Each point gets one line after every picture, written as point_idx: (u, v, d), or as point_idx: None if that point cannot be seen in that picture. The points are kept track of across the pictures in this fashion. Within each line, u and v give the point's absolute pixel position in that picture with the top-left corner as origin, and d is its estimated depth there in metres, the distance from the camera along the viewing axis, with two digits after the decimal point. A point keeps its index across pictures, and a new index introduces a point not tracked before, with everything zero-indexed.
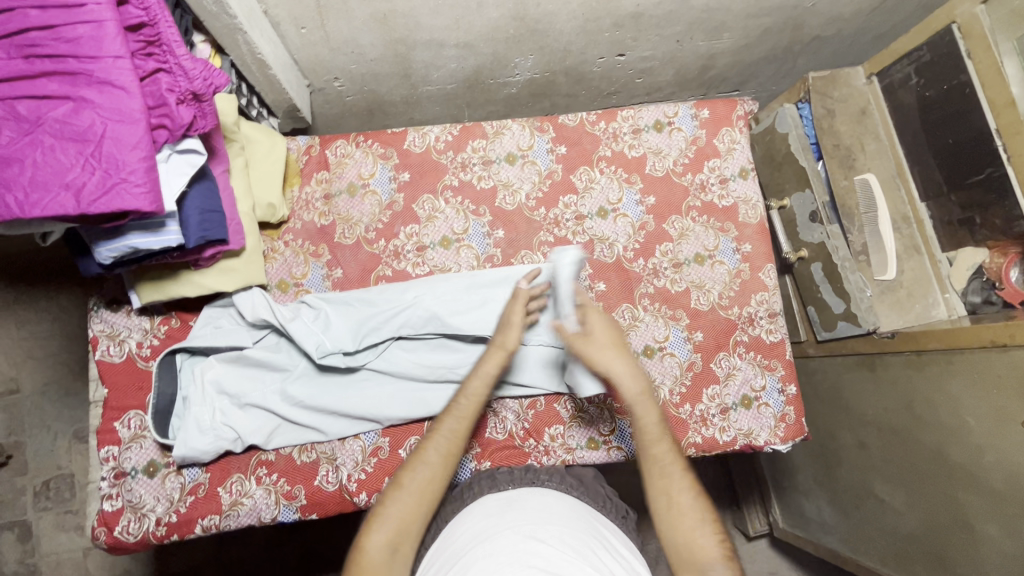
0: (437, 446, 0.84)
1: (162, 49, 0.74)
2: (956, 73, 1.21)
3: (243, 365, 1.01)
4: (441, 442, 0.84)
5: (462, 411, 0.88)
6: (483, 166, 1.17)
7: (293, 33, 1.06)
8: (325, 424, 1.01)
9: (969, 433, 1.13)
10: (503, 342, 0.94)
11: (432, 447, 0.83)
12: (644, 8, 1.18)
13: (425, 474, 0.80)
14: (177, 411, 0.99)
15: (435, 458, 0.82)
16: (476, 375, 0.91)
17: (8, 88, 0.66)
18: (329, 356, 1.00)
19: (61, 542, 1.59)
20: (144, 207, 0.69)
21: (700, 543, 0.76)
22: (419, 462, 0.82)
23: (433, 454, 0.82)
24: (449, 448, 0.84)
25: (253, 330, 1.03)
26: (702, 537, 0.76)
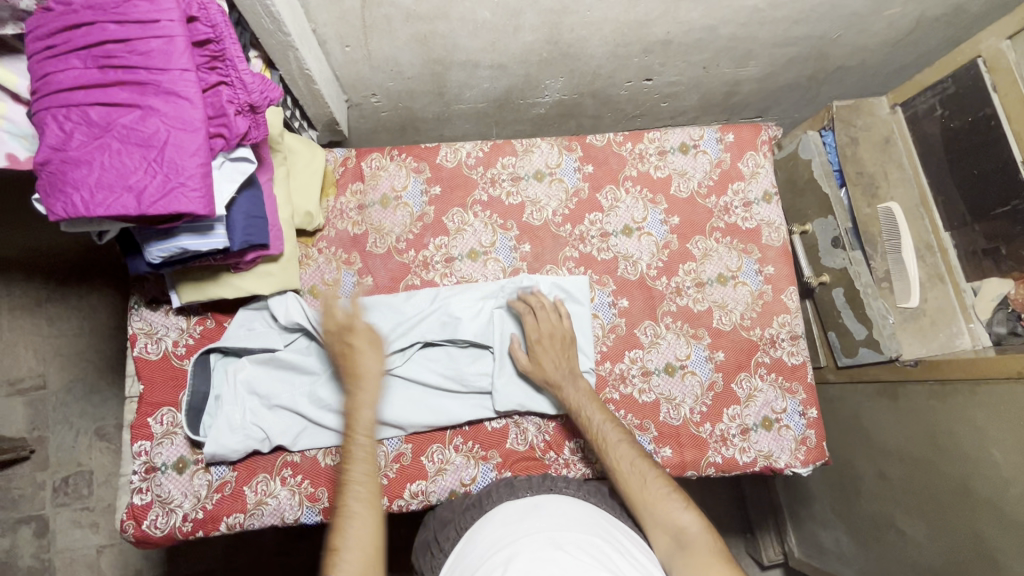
0: (357, 495, 0.82)
1: (225, 64, 0.79)
2: (981, 105, 1.22)
3: (275, 367, 1.04)
4: (357, 491, 0.83)
5: (360, 454, 0.88)
6: (511, 182, 1.20)
7: (338, 51, 1.11)
8: None
9: (995, 466, 1.11)
10: (359, 371, 0.93)
11: (352, 499, 0.82)
12: (674, 36, 1.22)
13: (356, 528, 0.78)
14: (209, 409, 1.01)
15: (359, 507, 0.81)
16: (356, 411, 0.91)
17: (82, 95, 0.71)
18: None
19: (76, 538, 1.61)
20: (199, 210, 0.73)
21: (664, 506, 0.85)
22: (349, 517, 0.79)
23: (354, 504, 0.81)
24: (367, 495, 0.83)
25: (284, 333, 1.06)
26: (667, 502, 0.85)
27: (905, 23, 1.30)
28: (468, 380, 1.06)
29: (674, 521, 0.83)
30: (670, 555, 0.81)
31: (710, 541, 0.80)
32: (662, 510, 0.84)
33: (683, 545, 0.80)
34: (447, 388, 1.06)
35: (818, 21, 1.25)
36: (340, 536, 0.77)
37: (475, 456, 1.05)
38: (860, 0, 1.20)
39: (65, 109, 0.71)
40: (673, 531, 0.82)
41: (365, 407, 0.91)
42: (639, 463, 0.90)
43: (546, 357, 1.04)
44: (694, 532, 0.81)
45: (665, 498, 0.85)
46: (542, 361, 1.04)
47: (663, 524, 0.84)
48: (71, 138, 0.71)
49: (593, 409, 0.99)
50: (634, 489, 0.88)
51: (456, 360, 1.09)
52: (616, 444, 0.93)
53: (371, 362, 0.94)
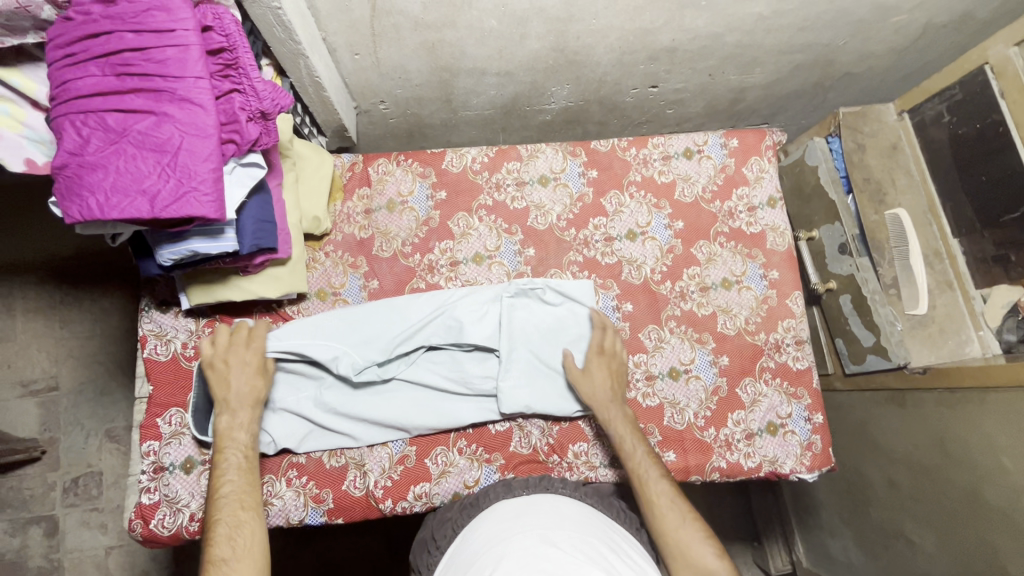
0: (230, 508, 0.83)
1: (238, 72, 0.81)
2: (989, 112, 1.22)
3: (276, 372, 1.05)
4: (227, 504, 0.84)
5: (241, 466, 0.89)
6: (516, 188, 1.21)
7: (348, 59, 1.13)
8: (357, 431, 1.04)
9: (1006, 475, 1.10)
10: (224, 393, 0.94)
11: (225, 512, 0.82)
12: (679, 43, 1.23)
13: (247, 535, 0.81)
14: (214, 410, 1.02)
15: (245, 517, 0.82)
16: (229, 423, 0.92)
17: (99, 101, 0.73)
18: (364, 372, 1.03)
19: (86, 538, 1.63)
20: (210, 214, 0.74)
21: (693, 547, 0.84)
22: (233, 529, 0.81)
23: (232, 515, 0.82)
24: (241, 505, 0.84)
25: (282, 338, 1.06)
26: (696, 544, 0.84)
27: (912, 29, 1.30)
28: (474, 384, 1.06)
29: (700, 562, 0.83)
30: None
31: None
32: (692, 551, 0.84)
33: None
34: (451, 391, 1.07)
35: (823, 29, 1.25)
36: (220, 546, 0.78)
37: (479, 459, 1.06)
38: (866, 8, 1.20)
39: (82, 115, 0.73)
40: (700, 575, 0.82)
41: (232, 422, 0.93)
42: (674, 501, 0.89)
43: (598, 373, 1.05)
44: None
45: (694, 542, 0.84)
46: (593, 376, 1.04)
47: (690, 565, 0.83)
48: (88, 143, 0.73)
49: (625, 430, 0.99)
50: (666, 526, 0.87)
51: (461, 364, 1.09)
52: (655, 480, 0.92)
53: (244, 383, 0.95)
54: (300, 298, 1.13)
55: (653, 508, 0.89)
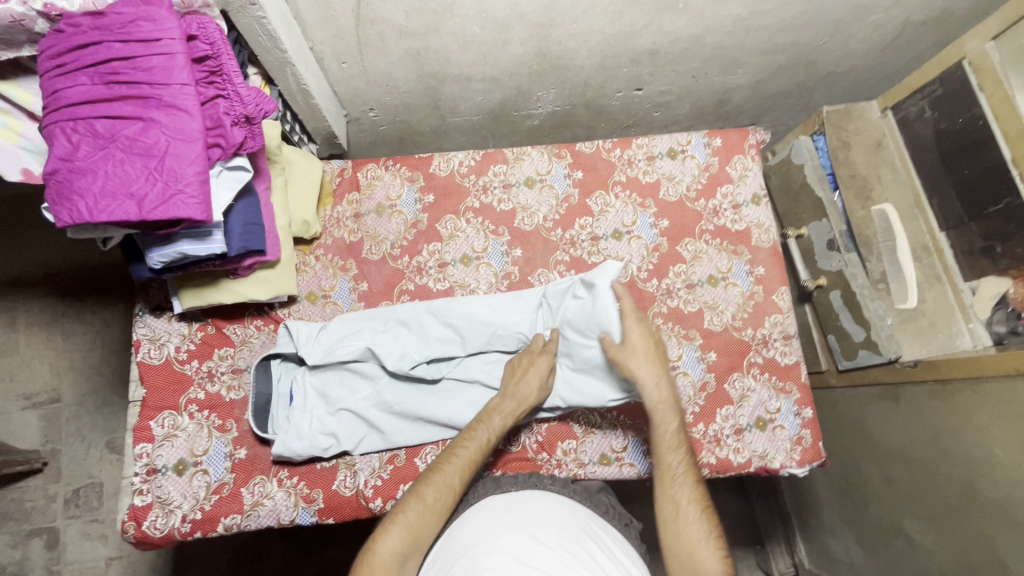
0: (449, 474, 0.88)
1: (222, 78, 0.83)
2: (969, 106, 1.23)
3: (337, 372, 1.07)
4: (450, 471, 0.88)
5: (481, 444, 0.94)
6: (502, 190, 1.23)
7: (336, 67, 1.16)
8: (415, 430, 1.06)
9: (1000, 467, 1.09)
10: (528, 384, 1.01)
11: (444, 475, 0.88)
12: (660, 45, 1.25)
13: (445, 491, 0.85)
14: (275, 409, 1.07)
15: (447, 489, 0.86)
16: (498, 408, 0.99)
17: (89, 108, 0.76)
18: (418, 366, 1.06)
19: (86, 550, 1.64)
20: (196, 215, 0.77)
21: (698, 551, 0.85)
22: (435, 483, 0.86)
23: (452, 478, 0.87)
24: (458, 480, 0.88)
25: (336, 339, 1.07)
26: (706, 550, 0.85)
27: (891, 27, 1.32)
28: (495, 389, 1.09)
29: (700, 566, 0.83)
30: None
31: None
32: (698, 557, 0.84)
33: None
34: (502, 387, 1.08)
35: (802, 29, 1.27)
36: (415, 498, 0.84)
37: None
38: (843, 7, 1.22)
39: (72, 122, 0.76)
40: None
41: (500, 413, 0.99)
42: (689, 510, 0.89)
43: (646, 358, 0.98)
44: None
45: (702, 549, 0.85)
46: (638, 361, 0.98)
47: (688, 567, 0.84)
48: (78, 149, 0.75)
49: (671, 422, 0.96)
50: (677, 531, 0.87)
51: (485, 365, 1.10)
52: (680, 483, 0.91)
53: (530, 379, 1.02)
54: (291, 300, 1.15)
55: (670, 514, 0.88)
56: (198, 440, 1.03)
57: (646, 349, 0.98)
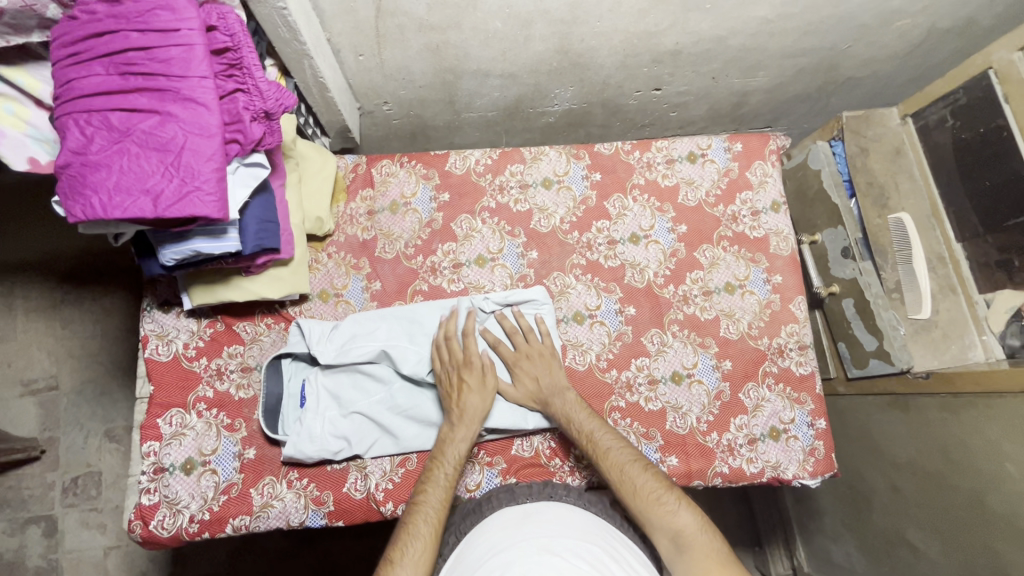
0: (422, 517, 0.85)
1: (242, 72, 0.81)
2: (993, 117, 1.22)
3: (349, 375, 1.06)
4: (426, 514, 0.86)
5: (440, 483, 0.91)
6: (520, 190, 1.21)
7: (352, 60, 1.13)
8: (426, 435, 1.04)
9: (1010, 481, 1.09)
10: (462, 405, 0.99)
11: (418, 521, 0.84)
12: (683, 46, 1.23)
13: (418, 545, 0.81)
14: (284, 410, 1.05)
15: (424, 530, 0.83)
16: (454, 438, 0.97)
17: (104, 100, 0.73)
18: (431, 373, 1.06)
19: (84, 539, 1.62)
20: (213, 213, 0.74)
21: (661, 509, 0.85)
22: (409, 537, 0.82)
23: (422, 526, 0.83)
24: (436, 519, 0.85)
25: (342, 342, 1.06)
26: (662, 502, 0.86)
27: (917, 34, 1.30)
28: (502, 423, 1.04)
29: (673, 523, 0.84)
30: (671, 558, 0.82)
31: (708, 542, 0.82)
32: (662, 515, 0.85)
33: (681, 548, 0.82)
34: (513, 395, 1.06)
35: (826, 33, 1.25)
36: (398, 554, 0.80)
37: (480, 462, 1.06)
38: (870, 12, 1.20)
39: (86, 114, 0.73)
40: (671, 535, 0.83)
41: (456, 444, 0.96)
42: (630, 469, 0.91)
43: (529, 374, 1.05)
44: (692, 535, 0.82)
45: (660, 502, 0.86)
46: (526, 378, 1.05)
47: (663, 528, 0.84)
48: (92, 142, 0.72)
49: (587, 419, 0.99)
50: (628, 494, 0.89)
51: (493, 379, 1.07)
52: (609, 451, 0.94)
53: (475, 401, 1.00)
54: (302, 298, 1.13)
55: (616, 479, 0.90)
56: (206, 439, 1.01)
57: (531, 363, 1.06)
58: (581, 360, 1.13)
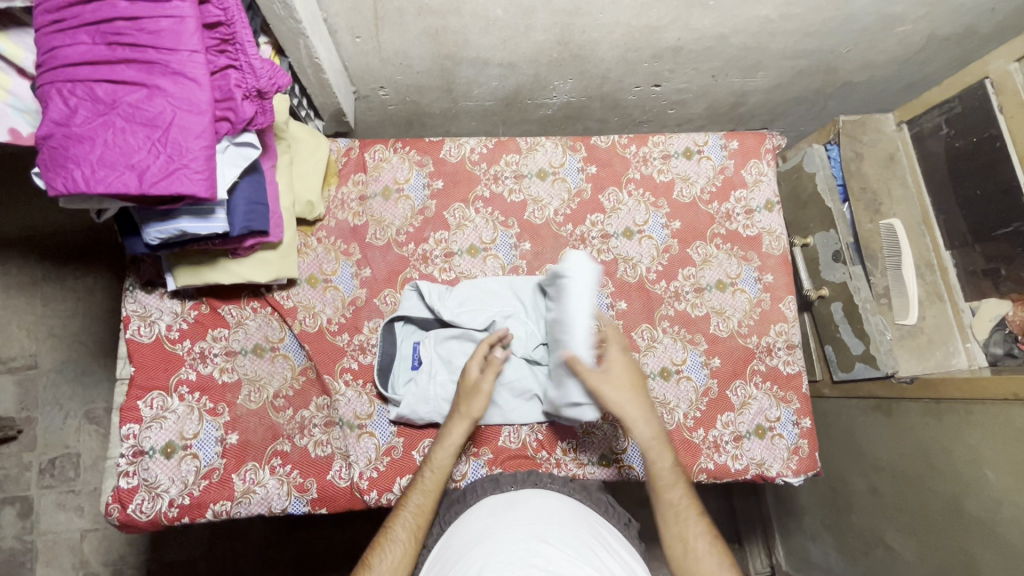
0: (403, 523, 0.82)
1: (235, 48, 0.79)
2: (987, 127, 1.22)
3: (462, 342, 1.08)
4: (410, 515, 0.83)
5: (428, 485, 0.88)
6: (514, 180, 1.20)
7: (349, 42, 1.11)
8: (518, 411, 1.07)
9: (987, 487, 1.11)
10: (468, 410, 0.95)
11: (398, 525, 0.82)
12: (684, 42, 1.22)
13: (394, 555, 0.78)
14: (395, 369, 1.08)
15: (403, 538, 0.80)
16: (442, 443, 0.92)
17: (90, 70, 0.70)
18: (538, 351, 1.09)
19: (61, 521, 1.59)
20: (201, 192, 0.73)
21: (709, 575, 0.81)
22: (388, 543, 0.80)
23: (401, 530, 0.81)
24: (416, 525, 0.82)
25: (455, 309, 1.08)
26: (705, 562, 0.82)
27: (916, 40, 1.30)
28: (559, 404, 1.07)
29: None
30: None
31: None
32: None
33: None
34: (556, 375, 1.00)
35: (827, 35, 1.25)
36: (376, 555, 0.79)
37: (467, 452, 1.06)
38: (872, 15, 1.20)
39: (70, 84, 0.70)
40: None
41: (447, 447, 0.92)
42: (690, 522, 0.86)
43: (619, 380, 0.94)
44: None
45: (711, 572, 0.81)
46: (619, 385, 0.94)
47: None
48: (75, 114, 0.70)
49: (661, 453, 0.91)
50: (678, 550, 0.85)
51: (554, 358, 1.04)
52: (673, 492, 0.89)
53: (475, 403, 0.95)
54: (290, 283, 1.11)
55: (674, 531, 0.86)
56: (188, 423, 0.99)
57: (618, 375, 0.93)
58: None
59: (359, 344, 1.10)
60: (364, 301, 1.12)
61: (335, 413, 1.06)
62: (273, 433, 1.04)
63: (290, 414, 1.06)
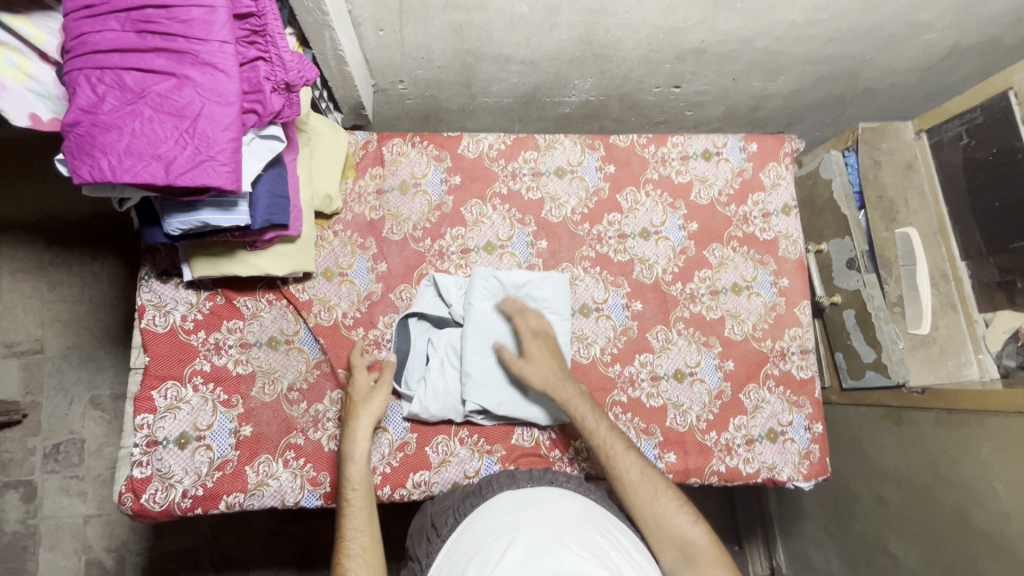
0: (352, 552, 0.77)
1: (265, 39, 0.78)
2: (1008, 138, 1.22)
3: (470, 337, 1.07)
4: (354, 545, 0.78)
5: (358, 506, 0.84)
6: (532, 178, 1.19)
7: (372, 35, 1.10)
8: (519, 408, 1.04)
9: (996, 499, 1.11)
10: (366, 416, 0.95)
11: (347, 556, 0.77)
12: (708, 44, 1.21)
13: None
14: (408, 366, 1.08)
15: (355, 566, 0.76)
16: (352, 462, 0.89)
17: (119, 58, 0.69)
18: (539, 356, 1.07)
19: (64, 506, 1.59)
20: (226, 184, 0.72)
21: (671, 518, 0.82)
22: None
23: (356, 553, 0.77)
24: (365, 547, 0.78)
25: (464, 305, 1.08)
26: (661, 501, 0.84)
27: (939, 49, 1.29)
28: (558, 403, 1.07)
29: (682, 535, 0.81)
30: (678, 569, 0.79)
31: (717, 558, 0.79)
32: (668, 523, 0.82)
33: (689, 559, 0.79)
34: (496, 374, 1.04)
35: (851, 41, 1.24)
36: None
37: (480, 450, 1.06)
38: (898, 23, 1.19)
39: (98, 71, 0.69)
40: (680, 545, 0.80)
41: (358, 462, 0.90)
42: (648, 476, 0.87)
43: (541, 359, 1.01)
44: (700, 545, 0.80)
45: (670, 510, 0.83)
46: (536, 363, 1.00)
47: (669, 538, 0.81)
48: (103, 102, 0.69)
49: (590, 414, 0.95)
50: (636, 500, 0.85)
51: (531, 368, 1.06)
52: (623, 455, 0.89)
53: (369, 411, 0.96)
54: (306, 276, 1.10)
55: (624, 481, 0.87)
56: (202, 414, 0.99)
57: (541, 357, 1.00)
58: (586, 353, 1.12)
59: (374, 338, 1.10)
60: (379, 295, 1.11)
61: None
62: (287, 426, 1.03)
63: (304, 408, 1.06)
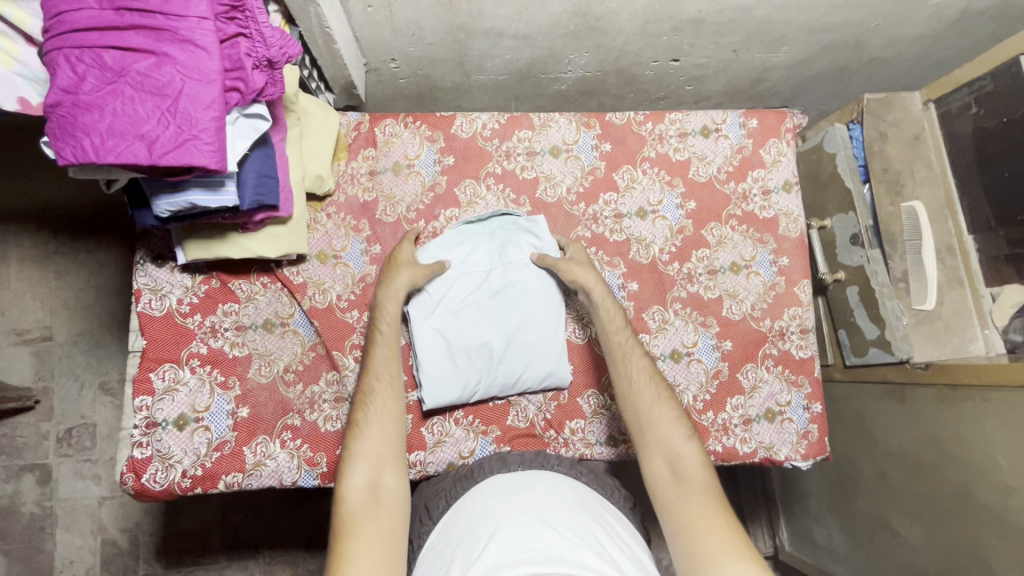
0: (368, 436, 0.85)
1: (244, 14, 0.76)
2: (1020, 105, 1.17)
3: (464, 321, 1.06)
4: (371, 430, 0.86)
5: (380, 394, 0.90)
6: (527, 157, 1.18)
7: (360, 11, 1.09)
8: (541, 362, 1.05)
9: (1000, 474, 1.09)
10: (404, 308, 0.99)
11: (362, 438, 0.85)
12: (706, 14, 1.17)
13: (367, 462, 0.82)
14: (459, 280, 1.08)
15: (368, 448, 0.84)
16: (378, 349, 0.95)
17: (98, 36, 0.69)
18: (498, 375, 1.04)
19: (78, 488, 1.63)
20: (211, 164, 0.71)
21: (669, 433, 0.87)
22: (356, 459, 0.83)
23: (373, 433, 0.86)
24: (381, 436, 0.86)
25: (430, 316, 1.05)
26: (663, 415, 0.88)
27: (948, 14, 1.25)
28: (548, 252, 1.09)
29: (675, 448, 0.85)
30: (662, 479, 0.83)
31: (705, 474, 0.82)
32: (666, 435, 0.86)
33: (676, 472, 0.83)
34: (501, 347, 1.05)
35: (854, 8, 1.20)
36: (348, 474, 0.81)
37: (475, 430, 1.07)
38: None
39: (77, 50, 0.68)
40: (670, 458, 0.84)
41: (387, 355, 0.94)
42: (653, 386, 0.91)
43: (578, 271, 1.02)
44: (689, 463, 0.83)
45: (669, 426, 0.87)
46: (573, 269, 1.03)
47: (664, 446, 0.86)
48: (84, 82, 0.68)
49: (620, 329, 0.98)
50: (638, 405, 0.90)
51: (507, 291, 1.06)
52: (634, 361, 0.94)
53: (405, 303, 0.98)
54: (300, 259, 1.10)
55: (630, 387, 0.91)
56: (199, 395, 1.00)
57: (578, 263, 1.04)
58: (580, 334, 1.12)
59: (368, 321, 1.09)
60: (373, 277, 1.11)
61: (344, 390, 1.06)
62: (283, 407, 1.04)
63: (300, 389, 1.07)
